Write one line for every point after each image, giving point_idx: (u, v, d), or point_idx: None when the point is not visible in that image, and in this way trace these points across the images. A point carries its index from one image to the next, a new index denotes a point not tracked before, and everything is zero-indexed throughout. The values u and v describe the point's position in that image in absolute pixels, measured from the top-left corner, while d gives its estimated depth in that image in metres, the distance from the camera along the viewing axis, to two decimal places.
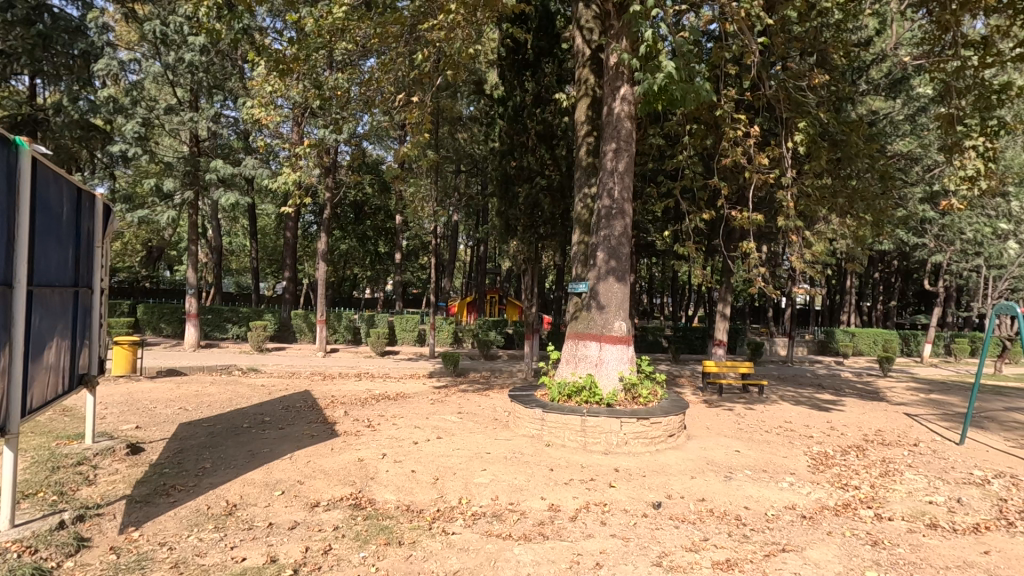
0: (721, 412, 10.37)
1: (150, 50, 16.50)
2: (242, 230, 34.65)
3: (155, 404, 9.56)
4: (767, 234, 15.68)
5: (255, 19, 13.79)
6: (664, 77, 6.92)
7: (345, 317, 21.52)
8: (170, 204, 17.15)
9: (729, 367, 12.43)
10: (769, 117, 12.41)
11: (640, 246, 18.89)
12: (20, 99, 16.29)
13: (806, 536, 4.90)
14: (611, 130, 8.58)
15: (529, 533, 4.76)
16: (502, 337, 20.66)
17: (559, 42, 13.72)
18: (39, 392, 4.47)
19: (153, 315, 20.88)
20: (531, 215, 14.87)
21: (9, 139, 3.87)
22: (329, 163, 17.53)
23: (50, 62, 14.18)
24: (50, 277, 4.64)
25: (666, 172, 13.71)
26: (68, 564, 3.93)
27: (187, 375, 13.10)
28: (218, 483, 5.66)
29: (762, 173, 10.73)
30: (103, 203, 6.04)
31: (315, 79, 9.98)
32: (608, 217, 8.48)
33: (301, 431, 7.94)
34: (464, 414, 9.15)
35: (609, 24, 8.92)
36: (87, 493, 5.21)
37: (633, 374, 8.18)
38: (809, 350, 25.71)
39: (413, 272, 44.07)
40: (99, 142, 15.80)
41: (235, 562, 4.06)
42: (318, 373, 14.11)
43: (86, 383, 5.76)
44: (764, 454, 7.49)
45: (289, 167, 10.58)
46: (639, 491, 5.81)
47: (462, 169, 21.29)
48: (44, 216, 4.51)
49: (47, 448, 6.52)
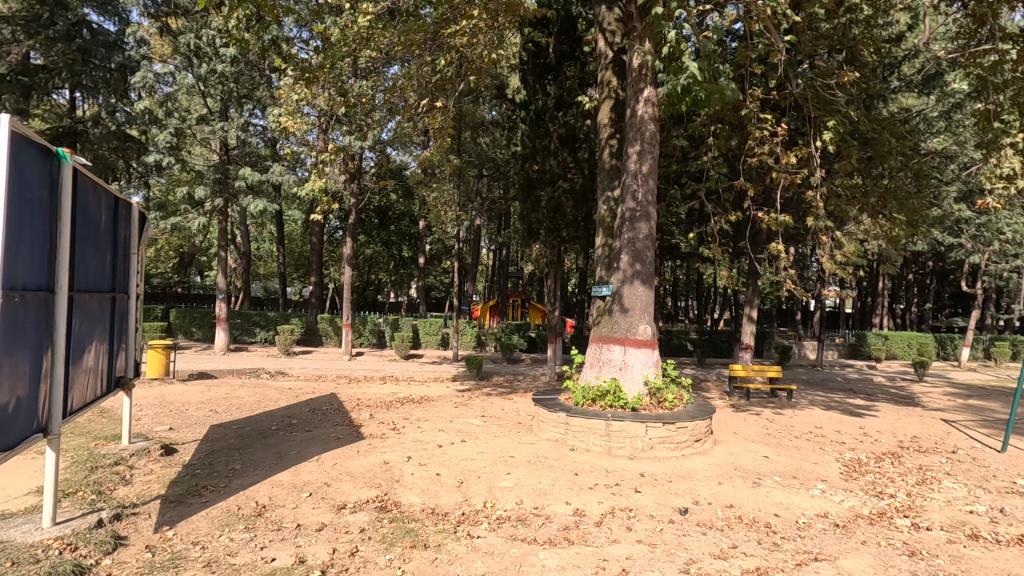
0: (748, 417, 10.15)
1: (183, 62, 16.81)
2: (268, 236, 35.46)
3: (186, 406, 9.81)
4: (795, 234, 15.28)
5: (282, 29, 14.07)
6: (687, 78, 6.81)
7: (370, 321, 21.75)
8: (200, 212, 17.45)
9: (755, 371, 12.18)
10: (797, 116, 12.16)
11: (663, 250, 18.60)
12: (61, 113, 17.03)
13: (838, 545, 4.77)
14: (634, 133, 8.51)
15: (554, 538, 4.74)
16: (525, 340, 20.69)
17: (580, 46, 13.87)
18: (80, 394, 4.64)
19: (184, 319, 21.49)
20: (553, 218, 14.61)
21: (51, 151, 4.00)
22: (353, 169, 17.78)
23: (90, 76, 15.56)
24: (89, 283, 4.80)
25: (690, 174, 13.63)
26: (106, 562, 4.04)
27: (218, 379, 13.40)
28: (247, 485, 5.77)
29: (789, 172, 10.53)
30: (139, 211, 6.24)
31: (342, 87, 9.86)
32: (633, 220, 8.41)
33: (327, 433, 8.06)
34: (487, 417, 9.19)
35: (631, 27, 8.90)
36: (123, 493, 5.36)
37: (657, 378, 8.08)
38: (839, 353, 25.15)
39: (435, 276, 44.42)
40: (134, 151, 16.63)
41: (265, 562, 4.13)
42: (343, 376, 14.32)
43: (122, 386, 5.97)
44: (792, 460, 7.33)
45: (316, 175, 10.73)
46: (664, 497, 5.73)
47: (484, 174, 21.27)
48: (83, 224, 4.67)
49: (85, 448, 6.74)
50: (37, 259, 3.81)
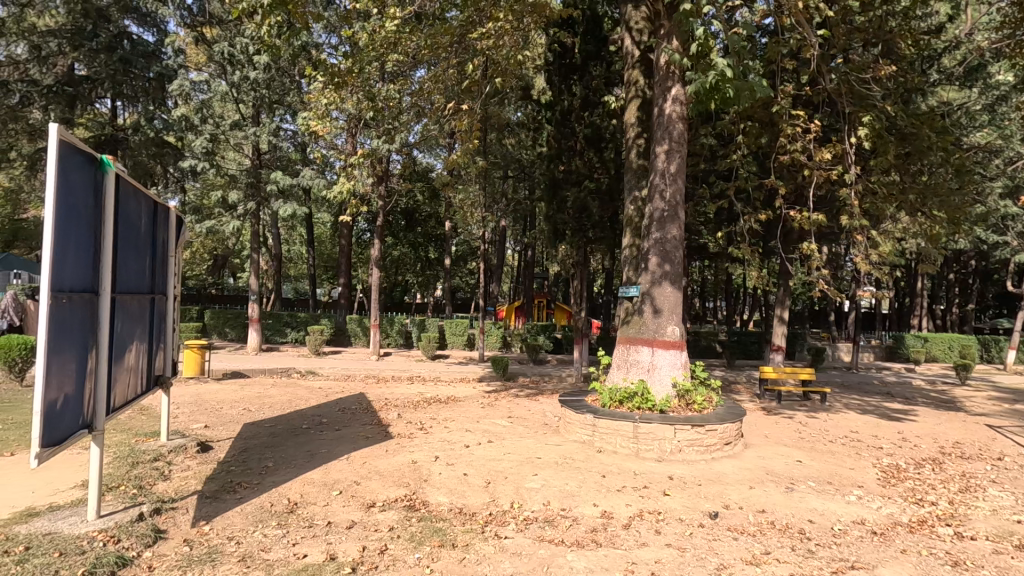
0: (780, 420, 9.92)
1: (217, 69, 17.47)
2: (298, 238, 36.19)
3: (221, 404, 10.07)
4: (828, 234, 14.90)
5: (312, 36, 14.36)
6: (716, 75, 6.67)
7: (397, 322, 21.99)
8: (234, 215, 17.87)
9: (787, 374, 11.90)
10: (830, 112, 11.86)
11: (691, 250, 18.33)
12: (103, 121, 17.75)
13: (876, 553, 4.63)
14: (661, 132, 8.42)
15: (582, 540, 4.72)
16: (551, 341, 20.65)
17: (606, 45, 13.78)
18: (122, 392, 4.83)
19: (219, 320, 22.07)
20: (578, 219, 14.53)
21: (96, 159, 4.15)
22: (381, 172, 18.03)
23: (130, 86, 16.37)
24: (130, 285, 4.99)
25: (719, 173, 13.41)
26: (147, 554, 4.18)
27: (251, 378, 13.73)
28: (280, 482, 5.90)
29: (822, 170, 10.26)
30: (176, 215, 6.45)
31: (370, 91, 10.04)
32: (661, 221, 8.31)
33: (356, 432, 8.19)
34: (514, 418, 9.19)
35: (658, 25, 8.78)
36: (162, 488, 5.54)
37: (686, 380, 7.97)
38: (875, 356, 24.45)
39: (461, 276, 44.70)
40: (171, 158, 17.40)
41: (297, 558, 4.22)
42: (371, 376, 14.50)
43: (161, 384, 6.19)
44: (827, 465, 7.13)
45: (344, 177, 10.88)
46: (693, 501, 5.65)
47: (509, 175, 21.30)
48: (125, 228, 4.85)
49: (126, 444, 6.99)
50: (83, 262, 3.97)
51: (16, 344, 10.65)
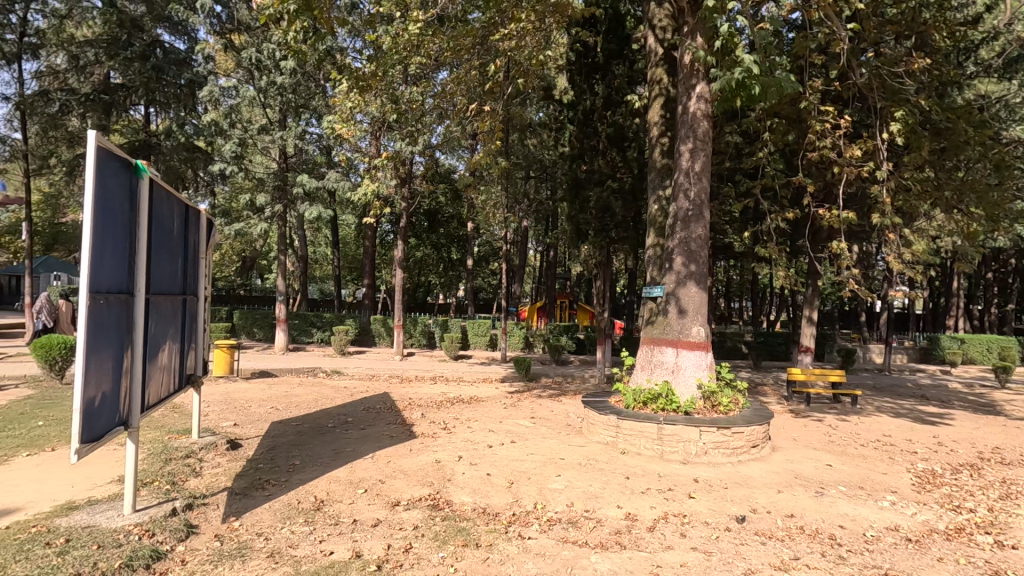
0: (809, 423, 9.70)
1: (245, 75, 17.43)
2: (324, 240, 36.76)
3: (250, 403, 10.28)
4: (859, 232, 14.52)
5: (336, 40, 14.58)
6: (742, 72, 6.56)
7: (420, 322, 22.17)
8: (261, 218, 18.23)
9: (816, 375, 11.62)
10: (861, 107, 11.56)
11: (716, 250, 18.05)
12: (137, 127, 18.32)
13: (911, 561, 4.49)
14: (686, 130, 8.32)
15: (606, 542, 4.69)
16: (574, 342, 20.58)
17: (628, 44, 13.68)
18: (156, 389, 4.97)
19: (247, 320, 22.56)
20: (601, 219, 14.42)
21: (131, 165, 4.27)
22: (404, 174, 18.20)
23: (162, 92, 17.26)
24: (163, 286, 5.13)
25: (744, 171, 13.19)
26: (180, 549, 4.29)
27: (278, 377, 13.99)
28: (307, 480, 6.00)
29: (852, 166, 10.01)
30: (206, 218, 6.60)
31: (393, 94, 10.15)
32: (686, 220, 8.21)
33: (380, 431, 8.28)
34: (536, 419, 9.19)
35: (683, 22, 8.67)
36: (194, 484, 5.69)
37: (712, 381, 7.85)
38: (909, 358, 23.73)
39: (483, 277, 44.85)
40: (201, 162, 18.04)
41: (324, 555, 4.29)
42: (395, 376, 14.64)
43: (193, 383, 6.35)
44: (859, 470, 6.95)
45: (368, 179, 11.00)
46: (720, 504, 5.56)
47: (531, 175, 21.30)
48: (158, 232, 4.98)
49: (160, 441, 7.19)
50: (118, 265, 4.09)
51: (57, 344, 11.04)
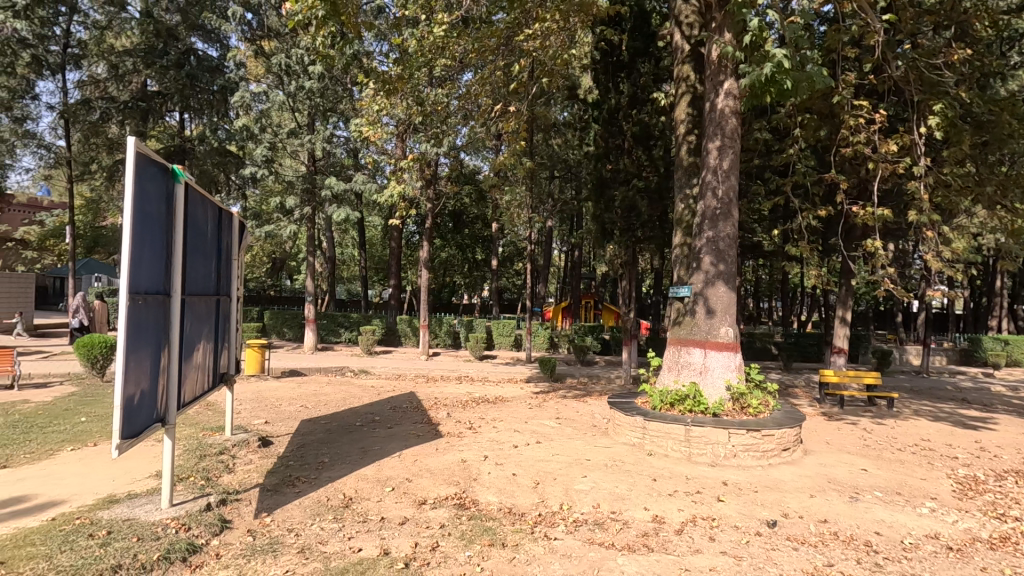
0: (843, 426, 9.44)
1: (274, 80, 17.84)
2: (351, 241, 37.30)
3: (280, 401, 10.50)
4: (895, 230, 14.08)
5: (363, 44, 14.79)
6: (772, 67, 6.44)
7: (445, 322, 22.31)
8: (291, 220, 18.59)
9: (850, 378, 11.30)
10: (896, 101, 11.22)
11: (745, 248, 17.71)
12: (172, 133, 18.89)
13: (953, 571, 4.34)
14: (713, 127, 8.19)
15: (633, 544, 4.64)
16: (599, 342, 20.45)
17: (654, 41, 13.54)
18: (191, 387, 5.12)
19: (277, 320, 23.03)
20: (627, 218, 14.26)
21: (169, 170, 4.40)
22: (430, 175, 18.35)
23: (196, 99, 17.71)
24: (198, 287, 5.28)
25: (774, 168, 12.93)
26: (214, 543, 4.41)
27: (307, 376, 14.25)
28: (336, 477, 6.10)
29: (888, 162, 9.71)
30: (238, 221, 6.78)
31: (419, 96, 10.24)
32: (714, 219, 8.08)
33: (407, 430, 8.36)
34: (562, 419, 9.16)
35: (710, 17, 8.53)
36: (227, 480, 5.84)
37: (741, 383, 7.72)
38: (949, 359, 22.90)
39: (508, 277, 44.91)
40: (233, 166, 18.51)
41: (352, 552, 4.35)
42: (421, 376, 14.76)
43: (226, 381, 6.52)
44: (896, 475, 6.74)
45: (395, 181, 11.12)
46: (750, 508, 5.46)
47: (556, 175, 21.25)
48: (193, 235, 5.13)
49: (195, 438, 7.39)
50: (156, 267, 4.23)
51: (98, 343, 11.38)
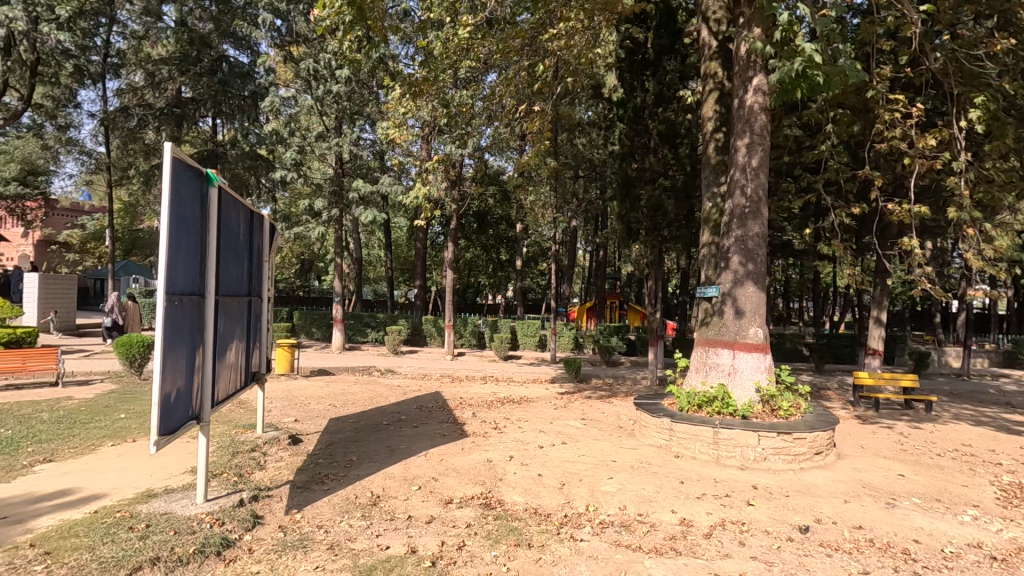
0: (878, 430, 9.17)
1: (303, 85, 17.97)
2: (377, 243, 37.76)
3: (309, 400, 10.70)
4: (932, 227, 13.62)
5: (389, 47, 14.96)
6: (802, 61, 6.30)
7: (470, 323, 22.41)
8: (319, 221, 18.91)
9: (886, 380, 10.97)
10: (935, 94, 10.84)
11: (775, 247, 17.35)
12: (205, 138, 19.40)
13: None
14: (742, 124, 8.05)
15: (660, 547, 4.59)
16: (624, 342, 20.29)
17: (681, 38, 13.39)
18: (224, 386, 5.25)
19: (306, 320, 23.48)
20: (653, 217, 14.10)
21: (203, 174, 4.52)
22: (454, 176, 18.47)
23: (228, 104, 18.35)
24: (231, 288, 5.41)
25: (805, 165, 12.64)
26: (247, 538, 4.52)
27: (335, 375, 14.48)
28: (364, 475, 6.19)
29: (926, 157, 9.38)
30: (269, 224, 6.93)
31: (444, 98, 10.31)
32: (743, 218, 7.94)
33: (433, 429, 8.43)
34: (587, 420, 9.12)
35: (739, 12, 8.37)
36: (259, 477, 5.97)
37: (771, 385, 7.56)
38: (991, 362, 22.02)
39: (532, 277, 44.88)
40: (263, 169, 19.03)
41: (380, 549, 4.41)
42: (446, 376, 14.86)
43: (257, 380, 6.68)
44: (935, 481, 6.51)
45: (420, 183, 11.20)
46: (781, 512, 5.34)
47: (580, 175, 21.16)
48: (226, 237, 5.26)
49: (228, 435, 7.59)
50: (191, 268, 4.35)
51: (136, 343, 11.77)
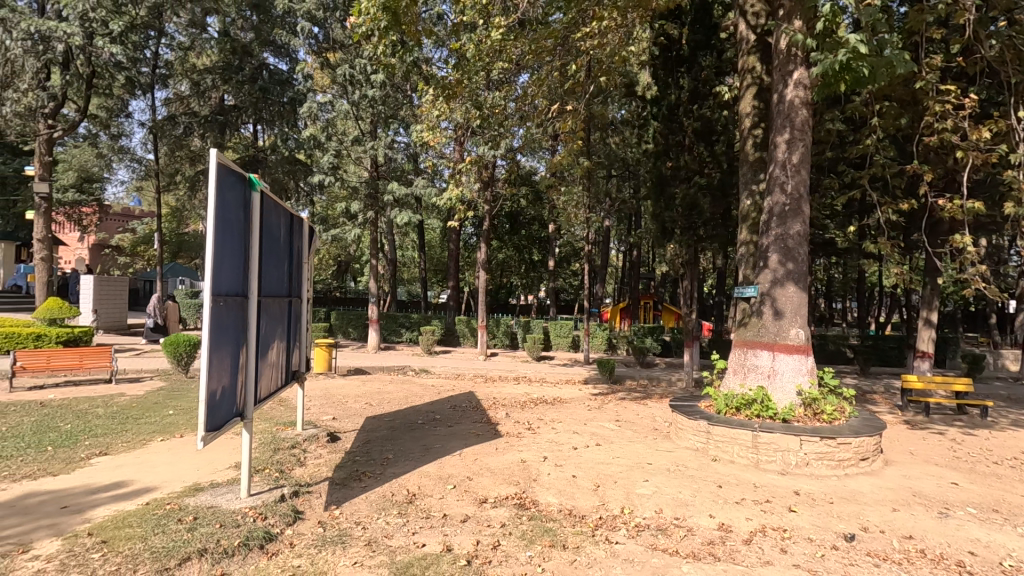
0: (929, 436, 8.77)
1: (339, 90, 18.25)
2: (411, 245, 38.23)
3: (346, 399, 10.91)
4: (986, 224, 12.96)
5: (423, 51, 15.13)
6: (846, 54, 6.10)
7: (503, 323, 22.47)
8: (355, 224, 19.24)
9: (937, 384, 10.49)
10: (990, 84, 10.31)
11: (817, 246, 16.81)
12: (247, 144, 20.02)
13: None
14: (782, 120, 7.82)
15: (698, 552, 4.51)
16: (659, 343, 20.01)
17: (717, 33, 13.13)
18: (267, 384, 5.43)
19: (343, 320, 23.98)
20: (688, 216, 13.82)
21: (246, 179, 4.67)
22: (487, 177, 18.56)
23: (268, 110, 19.02)
24: (273, 289, 5.58)
25: (848, 160, 12.21)
26: (289, 532, 4.64)
27: (370, 375, 14.72)
28: (400, 473, 6.29)
29: (980, 151, 8.94)
30: (307, 225, 7.11)
31: (477, 100, 10.36)
32: (783, 216, 7.71)
33: (467, 429, 8.48)
34: (622, 422, 9.03)
35: (778, 4, 8.14)
36: (299, 473, 6.13)
37: (813, 388, 7.33)
38: None
39: (565, 278, 44.66)
40: (301, 174, 19.54)
41: (417, 546, 4.47)
42: (480, 376, 14.95)
43: (297, 378, 6.87)
44: (992, 491, 6.18)
45: (453, 185, 11.27)
46: (825, 519, 5.18)
47: (614, 174, 20.93)
48: (267, 239, 5.43)
49: (269, 432, 7.81)
50: (236, 270, 4.51)
51: (183, 342, 12.27)
